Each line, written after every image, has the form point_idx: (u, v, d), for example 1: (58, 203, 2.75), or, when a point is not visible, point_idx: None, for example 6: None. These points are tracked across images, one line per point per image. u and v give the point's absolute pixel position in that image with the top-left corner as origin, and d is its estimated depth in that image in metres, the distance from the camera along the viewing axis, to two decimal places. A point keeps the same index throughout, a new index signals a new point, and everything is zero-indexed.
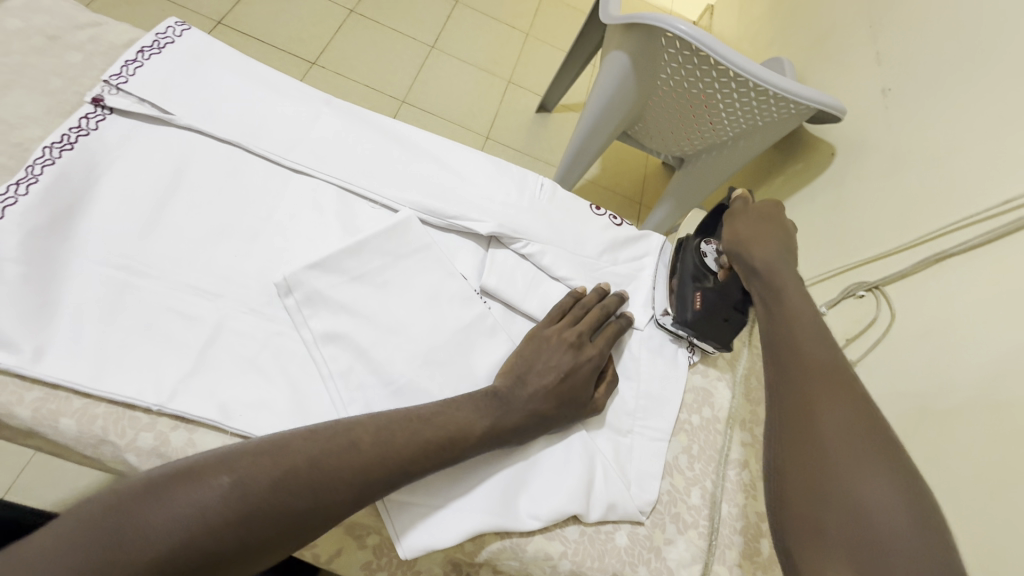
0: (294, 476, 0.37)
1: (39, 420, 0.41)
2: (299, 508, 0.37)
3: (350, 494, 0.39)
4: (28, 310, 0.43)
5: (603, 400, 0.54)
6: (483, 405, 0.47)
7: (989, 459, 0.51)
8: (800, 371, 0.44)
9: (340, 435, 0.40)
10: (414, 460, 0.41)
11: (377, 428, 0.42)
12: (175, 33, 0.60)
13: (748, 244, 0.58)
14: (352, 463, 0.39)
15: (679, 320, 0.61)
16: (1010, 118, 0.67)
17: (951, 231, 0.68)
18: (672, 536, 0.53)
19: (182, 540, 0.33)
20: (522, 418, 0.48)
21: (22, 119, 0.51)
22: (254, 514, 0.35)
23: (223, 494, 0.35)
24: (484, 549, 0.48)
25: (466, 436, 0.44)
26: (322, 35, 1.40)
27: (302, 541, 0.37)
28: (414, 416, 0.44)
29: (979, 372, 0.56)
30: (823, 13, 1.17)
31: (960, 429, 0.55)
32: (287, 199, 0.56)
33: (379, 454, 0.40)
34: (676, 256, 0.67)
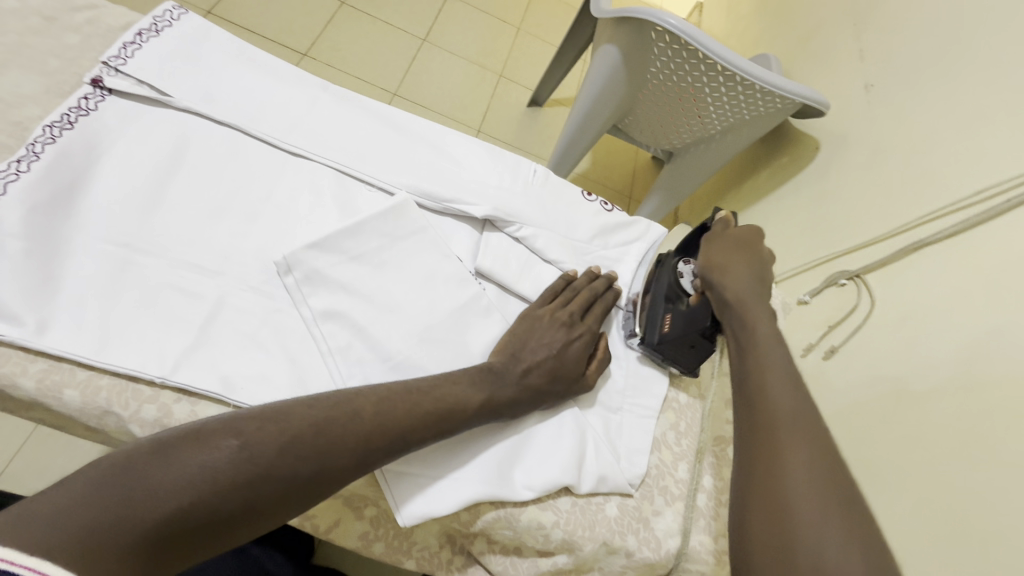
0: (298, 443, 0.38)
1: (43, 391, 0.42)
2: (304, 474, 0.38)
3: (352, 460, 0.40)
4: (32, 284, 0.43)
5: (593, 378, 0.55)
6: (479, 380, 0.49)
7: (960, 435, 0.54)
8: (769, 409, 0.43)
9: (342, 404, 0.42)
10: (413, 430, 0.43)
11: (379, 399, 0.43)
12: (172, 17, 0.61)
13: (721, 272, 0.56)
14: (355, 431, 0.41)
15: (646, 342, 0.59)
16: (984, 113, 0.70)
17: (928, 221, 0.71)
18: (660, 508, 0.55)
19: (193, 499, 0.34)
20: (516, 392, 0.49)
21: (20, 98, 0.52)
22: (260, 475, 0.36)
23: (231, 456, 0.36)
24: (479, 519, 0.50)
25: (462, 408, 0.46)
26: (313, 26, 1.40)
27: (304, 504, 0.39)
28: (414, 389, 0.45)
29: (955, 352, 0.58)
30: (808, 12, 1.20)
31: (935, 407, 0.57)
32: (285, 180, 0.57)
33: (379, 426, 0.42)
34: (652, 272, 0.64)
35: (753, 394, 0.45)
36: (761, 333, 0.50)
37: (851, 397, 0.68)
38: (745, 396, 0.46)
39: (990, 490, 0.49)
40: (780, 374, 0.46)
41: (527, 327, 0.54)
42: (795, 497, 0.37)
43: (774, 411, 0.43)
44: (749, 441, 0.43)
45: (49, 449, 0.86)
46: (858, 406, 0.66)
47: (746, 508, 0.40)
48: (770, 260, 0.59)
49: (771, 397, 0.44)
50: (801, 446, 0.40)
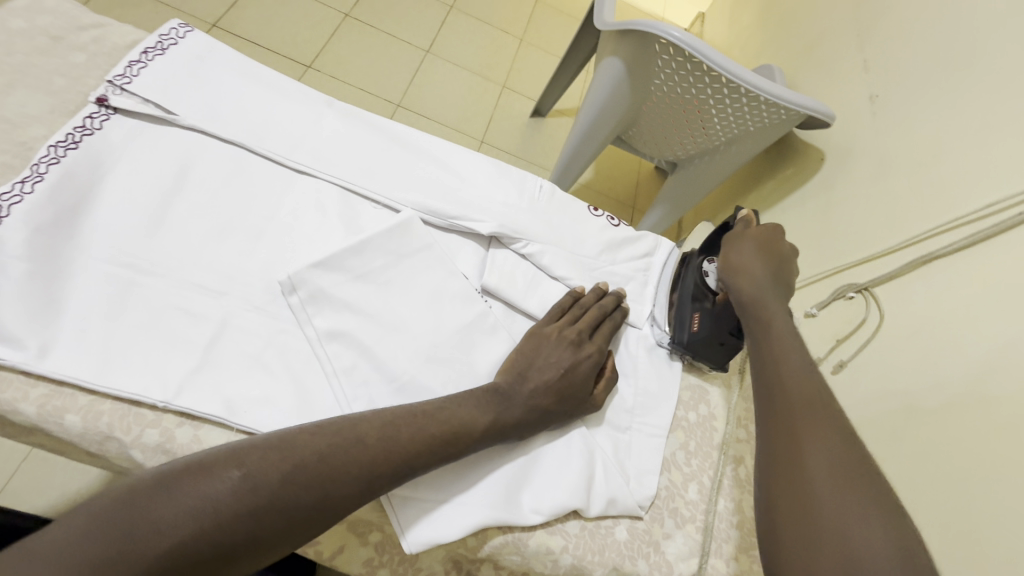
0: (302, 471, 0.38)
1: (44, 416, 0.41)
2: (307, 503, 0.37)
3: (357, 487, 0.39)
4: (34, 307, 0.43)
5: (603, 397, 0.54)
6: (487, 401, 0.48)
7: (975, 454, 0.52)
8: (787, 387, 0.45)
9: (346, 429, 0.41)
10: (420, 454, 0.42)
11: (383, 424, 0.42)
12: (178, 35, 0.61)
13: (738, 274, 0.56)
14: (359, 457, 0.40)
15: (676, 340, 0.61)
16: (991, 124, 0.69)
17: (938, 233, 0.70)
18: (670, 531, 0.54)
19: (194, 533, 0.34)
20: (523, 413, 0.48)
21: (25, 118, 0.52)
22: (263, 505, 0.36)
23: (234, 486, 0.35)
24: (486, 544, 0.49)
25: (468, 431, 0.45)
26: (317, 38, 1.41)
27: (308, 535, 0.38)
28: (419, 412, 0.44)
29: (968, 369, 0.57)
30: (811, 22, 1.20)
31: (949, 425, 0.56)
32: (291, 198, 0.56)
33: (383, 450, 0.41)
34: (678, 272, 0.67)
35: (770, 376, 0.47)
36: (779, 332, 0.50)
37: (862, 414, 0.67)
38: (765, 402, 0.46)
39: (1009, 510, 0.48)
40: (795, 359, 0.47)
41: (534, 345, 0.53)
42: (819, 485, 0.38)
43: (791, 392, 0.44)
44: (768, 419, 0.44)
45: (44, 471, 0.84)
46: (870, 424, 0.65)
47: (769, 491, 0.41)
48: (791, 260, 0.59)
49: (790, 387, 0.45)
50: (823, 445, 0.40)
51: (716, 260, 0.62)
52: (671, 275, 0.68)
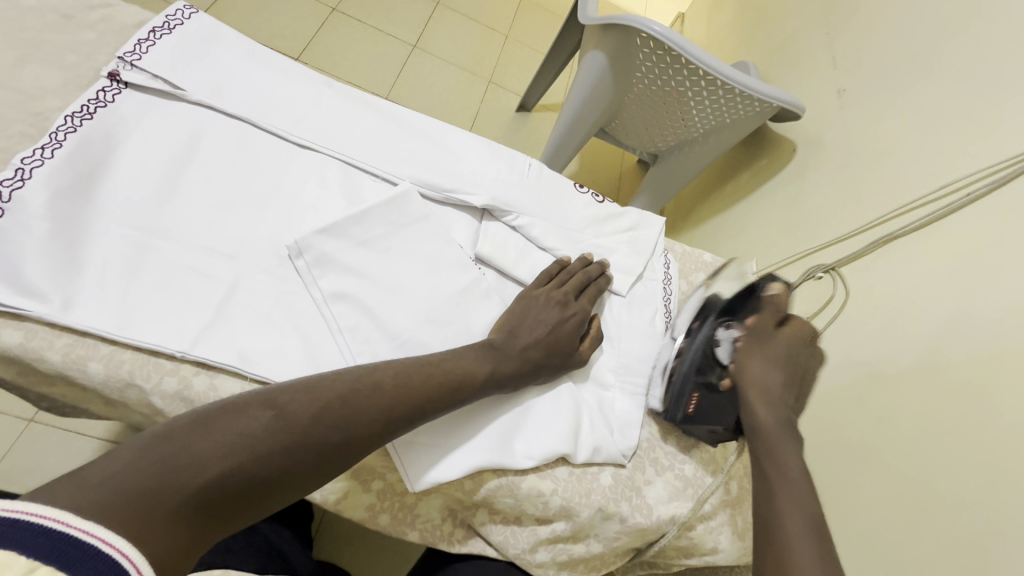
0: (326, 413, 0.41)
1: (68, 363, 0.44)
2: (332, 442, 0.41)
3: (376, 429, 0.43)
4: (57, 264, 0.46)
5: (588, 353, 0.59)
6: (483, 356, 0.52)
7: (929, 410, 0.59)
8: (782, 515, 0.44)
9: (363, 377, 0.44)
10: (427, 403, 0.46)
11: (395, 373, 0.46)
12: (183, 16, 0.63)
13: (759, 389, 0.54)
14: (377, 402, 0.44)
15: (669, 415, 0.60)
16: (944, 115, 0.76)
17: (899, 214, 0.76)
18: (651, 478, 0.59)
19: (235, 465, 0.36)
20: (517, 365, 0.53)
21: (38, 91, 0.54)
22: (294, 441, 0.39)
23: (265, 424, 0.38)
24: (482, 487, 0.53)
25: (469, 381, 0.49)
26: (305, 31, 1.43)
27: (332, 472, 0.41)
28: (424, 362, 0.48)
29: (924, 336, 0.63)
30: (785, 22, 1.26)
31: (910, 385, 0.62)
32: (294, 170, 0.59)
33: (396, 396, 0.44)
34: (687, 333, 0.63)
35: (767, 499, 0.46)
36: (787, 460, 0.48)
37: (829, 380, 0.73)
38: (757, 531, 0.45)
39: (961, 456, 0.54)
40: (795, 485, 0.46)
41: (523, 305, 0.58)
42: None
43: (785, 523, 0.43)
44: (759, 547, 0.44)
45: (39, 446, 0.86)
46: (836, 388, 0.71)
47: None
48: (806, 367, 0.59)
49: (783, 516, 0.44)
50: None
51: (734, 328, 0.60)
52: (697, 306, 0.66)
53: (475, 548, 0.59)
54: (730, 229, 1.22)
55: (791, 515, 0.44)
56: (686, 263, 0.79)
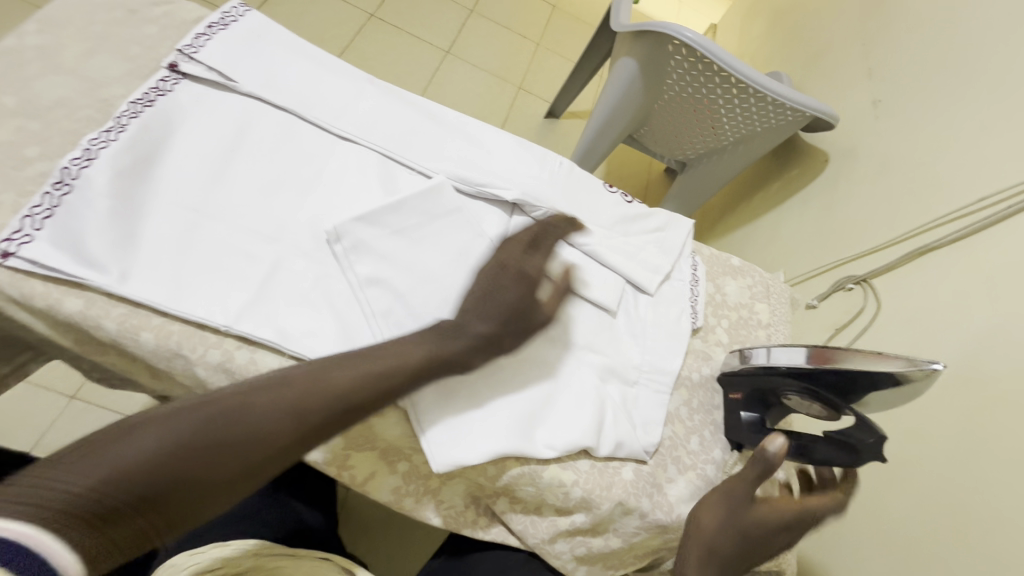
0: (229, 423, 0.39)
1: (123, 331, 0.47)
2: (247, 450, 0.39)
3: (292, 431, 0.41)
4: (115, 239, 0.48)
5: (552, 309, 0.55)
6: (417, 342, 0.49)
7: (964, 428, 0.58)
8: None
9: (276, 381, 0.42)
10: (352, 401, 0.44)
11: (313, 374, 0.43)
12: (238, 13, 0.67)
13: (701, 548, 0.51)
14: (292, 405, 0.41)
15: (724, 371, 0.63)
16: (985, 126, 0.74)
17: (939, 225, 0.74)
18: (673, 476, 0.60)
19: (134, 484, 0.35)
20: (466, 343, 0.50)
21: (106, 80, 0.58)
22: (193, 456, 0.37)
23: (159, 440, 0.37)
24: (505, 474, 0.54)
25: (398, 371, 0.46)
26: (343, 36, 1.48)
27: (247, 481, 0.40)
28: (349, 360, 0.45)
29: (961, 351, 0.62)
30: (819, 33, 1.25)
31: (949, 402, 0.61)
32: (335, 161, 0.62)
33: (310, 398, 0.42)
34: (792, 380, 0.53)
35: None
36: None
37: None
38: None
39: (996, 477, 0.53)
40: None
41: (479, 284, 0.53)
42: None
43: None
44: None
45: (78, 423, 0.90)
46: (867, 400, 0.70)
47: None
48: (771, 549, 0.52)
49: None
50: None
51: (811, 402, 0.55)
52: (847, 356, 0.50)
53: (496, 535, 0.60)
54: (758, 239, 1.21)
55: None
56: (714, 266, 0.79)
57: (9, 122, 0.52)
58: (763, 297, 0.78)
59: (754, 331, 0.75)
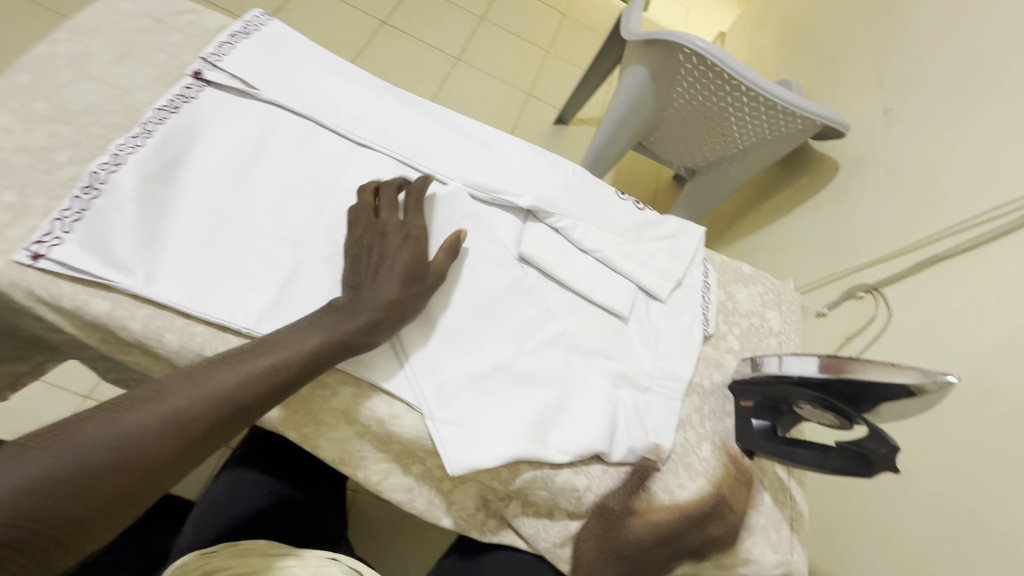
0: (97, 452, 0.36)
1: (147, 332, 0.48)
2: (135, 469, 0.37)
3: (181, 441, 0.39)
4: (140, 243, 0.50)
5: (439, 268, 0.54)
6: (307, 330, 0.47)
7: (978, 439, 0.58)
8: None
9: (147, 393, 0.40)
10: (245, 400, 0.42)
11: (189, 379, 0.41)
12: (260, 22, 0.68)
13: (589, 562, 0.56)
14: (172, 415, 0.39)
15: (736, 379, 0.63)
16: (997, 136, 0.74)
17: (949, 235, 0.74)
18: (684, 481, 0.60)
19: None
20: (366, 318, 0.49)
21: (132, 86, 0.60)
22: (60, 492, 0.34)
23: (16, 484, 0.33)
24: (518, 478, 0.55)
25: (291, 363, 0.45)
26: (355, 42, 1.50)
27: (142, 499, 0.38)
28: (228, 360, 0.43)
29: (974, 361, 0.62)
30: (829, 42, 1.26)
31: (962, 413, 0.60)
32: (353, 167, 0.63)
33: (194, 406, 0.40)
34: (803, 388, 0.53)
35: None
36: None
37: None
38: None
39: (1009, 488, 0.53)
40: None
41: (352, 261, 0.53)
42: None
43: None
44: None
45: None
46: None
47: None
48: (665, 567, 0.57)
49: None
50: None
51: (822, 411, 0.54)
52: (857, 365, 0.50)
53: (506, 539, 0.61)
54: (767, 247, 1.21)
55: None
56: (725, 273, 0.80)
57: (41, 126, 0.54)
58: (775, 305, 0.78)
59: (766, 338, 0.75)
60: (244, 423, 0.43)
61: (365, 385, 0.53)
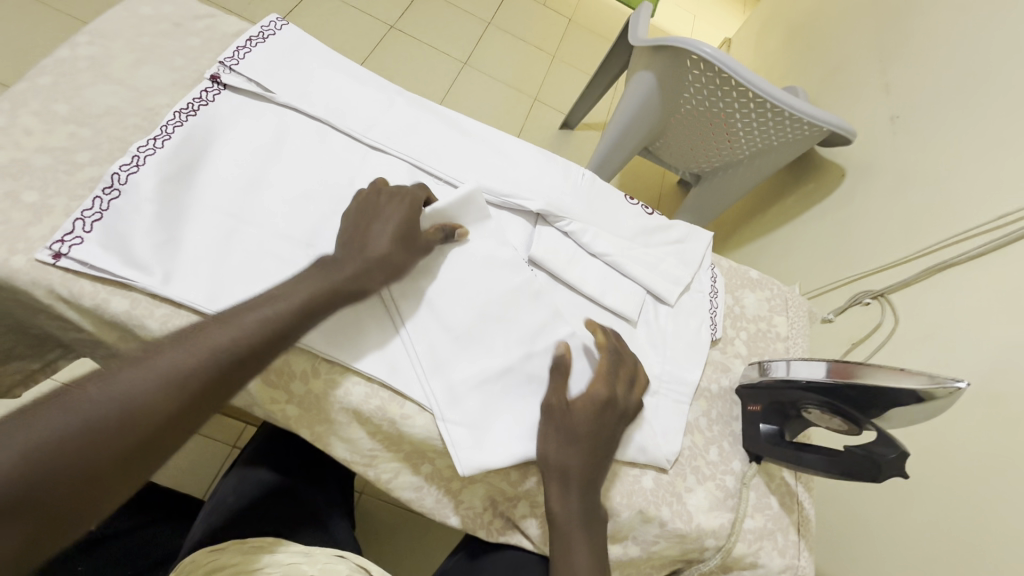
0: (98, 411, 0.37)
1: (165, 331, 0.49)
2: (138, 424, 0.38)
3: (181, 395, 0.40)
4: (159, 242, 0.51)
5: (430, 240, 0.56)
6: (293, 289, 0.48)
7: (986, 446, 0.58)
8: None
9: (140, 355, 0.40)
10: (239, 353, 0.43)
11: (181, 338, 0.42)
12: (276, 26, 0.69)
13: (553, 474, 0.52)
14: (168, 373, 0.40)
15: (742, 384, 0.64)
16: (1004, 143, 0.74)
17: (954, 243, 0.75)
18: (692, 485, 0.60)
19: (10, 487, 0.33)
20: (355, 270, 0.51)
21: (151, 89, 0.61)
22: (71, 450, 0.35)
23: (27, 443, 0.34)
24: (527, 479, 0.56)
25: (282, 318, 0.46)
26: (364, 46, 1.52)
27: (152, 454, 0.39)
28: (219, 318, 0.44)
29: (982, 367, 0.62)
30: (836, 49, 1.26)
31: (971, 419, 0.60)
32: (366, 170, 0.64)
33: (193, 359, 0.41)
34: (810, 392, 0.54)
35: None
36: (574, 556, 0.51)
37: None
38: None
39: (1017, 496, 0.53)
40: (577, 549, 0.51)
41: (348, 226, 0.54)
42: None
43: None
44: None
45: None
46: None
47: None
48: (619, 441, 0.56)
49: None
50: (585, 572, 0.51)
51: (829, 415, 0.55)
52: (865, 370, 0.50)
53: (513, 539, 0.61)
54: (773, 252, 1.21)
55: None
56: (732, 278, 0.80)
57: (61, 127, 0.55)
58: (782, 310, 0.79)
59: (773, 343, 0.75)
60: (243, 378, 0.44)
61: (377, 386, 0.54)
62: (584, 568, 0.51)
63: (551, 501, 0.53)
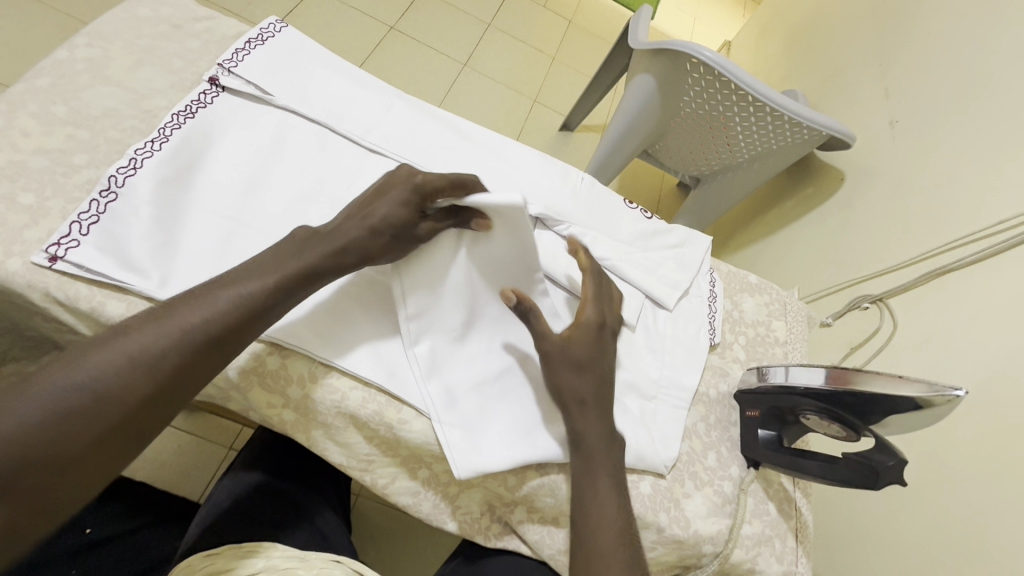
0: (71, 396, 0.36)
1: None
2: (114, 406, 0.37)
3: (155, 377, 0.39)
4: (156, 245, 0.50)
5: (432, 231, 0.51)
6: (268, 266, 0.46)
7: (983, 453, 0.58)
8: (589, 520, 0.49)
9: (112, 337, 0.39)
10: (214, 334, 0.42)
11: (154, 318, 0.41)
12: (275, 28, 0.69)
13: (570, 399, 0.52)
14: (141, 354, 0.39)
15: (741, 387, 0.63)
16: (1002, 148, 0.75)
17: (951, 248, 0.75)
18: (690, 491, 0.60)
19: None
20: (343, 244, 0.49)
21: (150, 91, 0.61)
22: (50, 435, 0.35)
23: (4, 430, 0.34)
24: (525, 484, 0.55)
25: (258, 295, 0.44)
26: (363, 47, 1.51)
27: (133, 434, 0.39)
28: (193, 296, 0.43)
29: (980, 373, 0.62)
30: (836, 53, 1.26)
31: (968, 426, 0.61)
32: (365, 172, 0.63)
33: (165, 340, 0.40)
34: (808, 398, 0.54)
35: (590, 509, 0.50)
36: (599, 481, 0.51)
37: None
38: (577, 520, 0.51)
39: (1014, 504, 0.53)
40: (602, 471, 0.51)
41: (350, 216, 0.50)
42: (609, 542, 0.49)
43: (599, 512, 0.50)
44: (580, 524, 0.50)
45: None
46: None
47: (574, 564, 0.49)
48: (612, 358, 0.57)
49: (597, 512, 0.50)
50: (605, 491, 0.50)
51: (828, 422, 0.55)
52: (863, 377, 0.50)
53: (511, 544, 0.61)
54: (772, 256, 1.21)
55: (604, 510, 0.50)
56: (731, 283, 0.80)
57: (59, 130, 0.55)
58: (781, 315, 0.79)
59: (771, 348, 0.75)
60: (223, 355, 0.43)
61: (374, 390, 0.53)
62: (608, 498, 0.50)
63: (572, 429, 0.52)
